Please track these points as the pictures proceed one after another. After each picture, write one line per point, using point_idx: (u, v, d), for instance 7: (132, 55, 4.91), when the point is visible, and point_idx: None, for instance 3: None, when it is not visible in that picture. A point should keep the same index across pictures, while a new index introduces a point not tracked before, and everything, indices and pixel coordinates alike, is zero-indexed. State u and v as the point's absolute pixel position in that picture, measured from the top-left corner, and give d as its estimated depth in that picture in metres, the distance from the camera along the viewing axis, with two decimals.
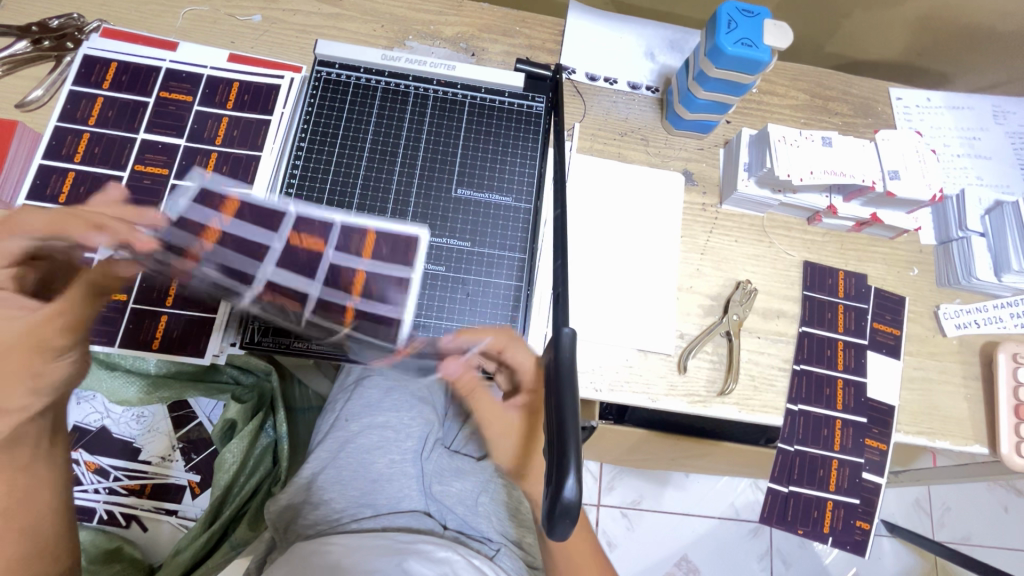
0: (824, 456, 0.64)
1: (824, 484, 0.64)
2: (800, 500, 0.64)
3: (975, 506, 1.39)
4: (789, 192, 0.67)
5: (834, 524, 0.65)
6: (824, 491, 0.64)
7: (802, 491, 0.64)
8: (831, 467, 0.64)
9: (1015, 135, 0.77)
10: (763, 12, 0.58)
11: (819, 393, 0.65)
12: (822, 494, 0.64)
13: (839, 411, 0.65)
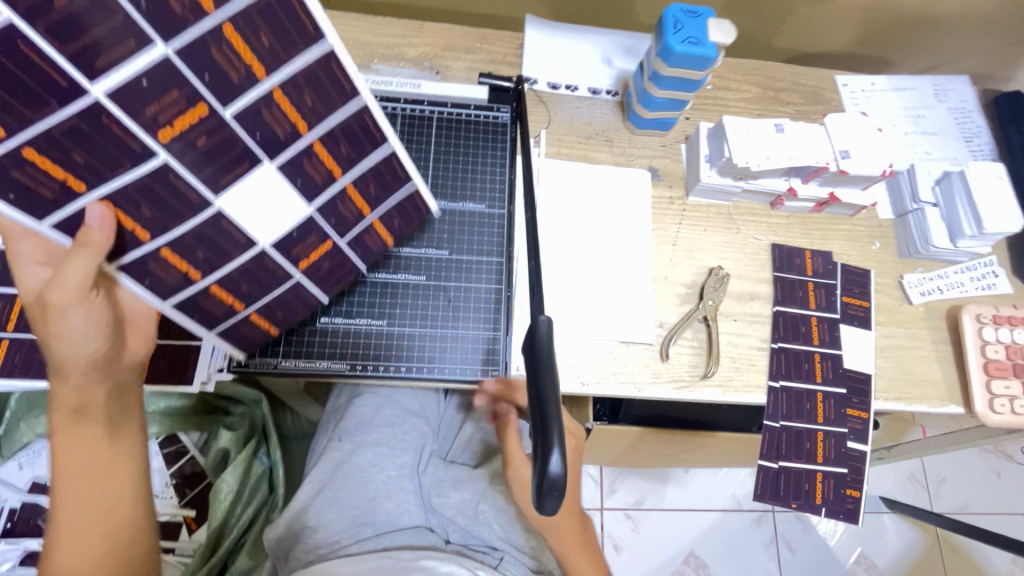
0: (809, 430, 0.66)
1: (813, 457, 0.66)
2: (791, 474, 0.66)
3: (968, 474, 1.41)
4: (750, 179, 0.70)
5: (825, 495, 0.66)
6: (813, 464, 0.66)
7: (791, 465, 0.66)
8: (817, 439, 0.66)
9: (957, 111, 0.82)
10: (705, 12, 0.62)
11: (798, 369, 0.67)
12: (811, 466, 0.66)
13: (819, 384, 0.67)
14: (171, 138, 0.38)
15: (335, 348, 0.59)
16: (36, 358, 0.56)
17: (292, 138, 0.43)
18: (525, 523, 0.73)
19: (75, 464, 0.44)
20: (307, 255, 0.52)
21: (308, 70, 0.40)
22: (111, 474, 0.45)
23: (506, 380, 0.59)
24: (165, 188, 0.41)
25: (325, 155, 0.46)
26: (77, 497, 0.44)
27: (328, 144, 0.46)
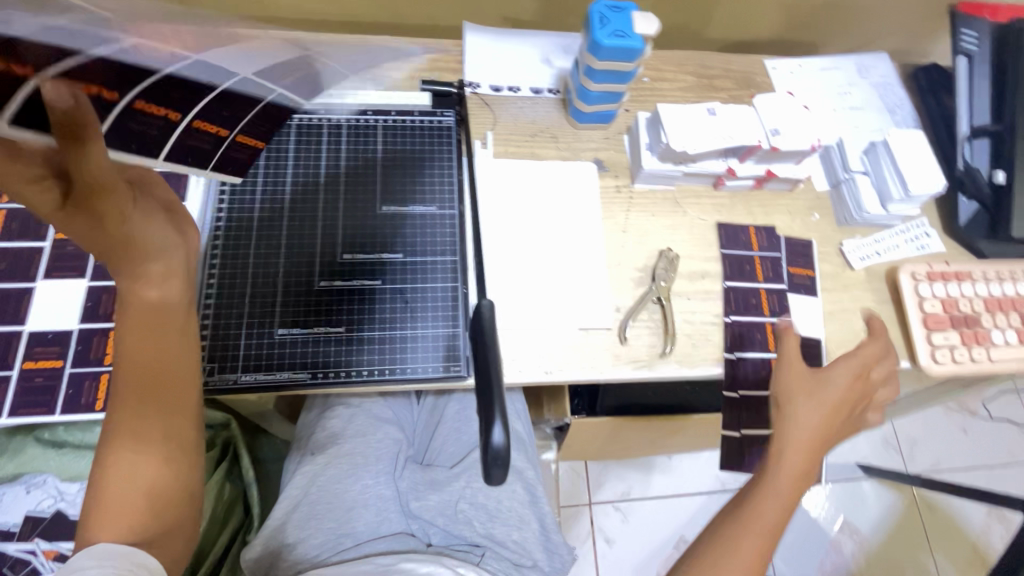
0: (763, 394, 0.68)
1: (762, 423, 0.68)
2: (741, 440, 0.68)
3: (937, 432, 1.47)
4: (690, 163, 0.73)
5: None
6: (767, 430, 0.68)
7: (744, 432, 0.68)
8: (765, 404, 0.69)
9: (879, 85, 0.86)
10: (628, 6, 0.64)
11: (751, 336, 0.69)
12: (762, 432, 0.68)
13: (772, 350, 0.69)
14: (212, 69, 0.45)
15: (294, 359, 0.59)
16: None
17: (341, 54, 0.56)
18: (503, 518, 0.73)
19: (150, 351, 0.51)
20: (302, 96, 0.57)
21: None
22: (176, 462, 0.50)
23: (468, 374, 0.60)
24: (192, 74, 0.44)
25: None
26: (146, 384, 0.50)
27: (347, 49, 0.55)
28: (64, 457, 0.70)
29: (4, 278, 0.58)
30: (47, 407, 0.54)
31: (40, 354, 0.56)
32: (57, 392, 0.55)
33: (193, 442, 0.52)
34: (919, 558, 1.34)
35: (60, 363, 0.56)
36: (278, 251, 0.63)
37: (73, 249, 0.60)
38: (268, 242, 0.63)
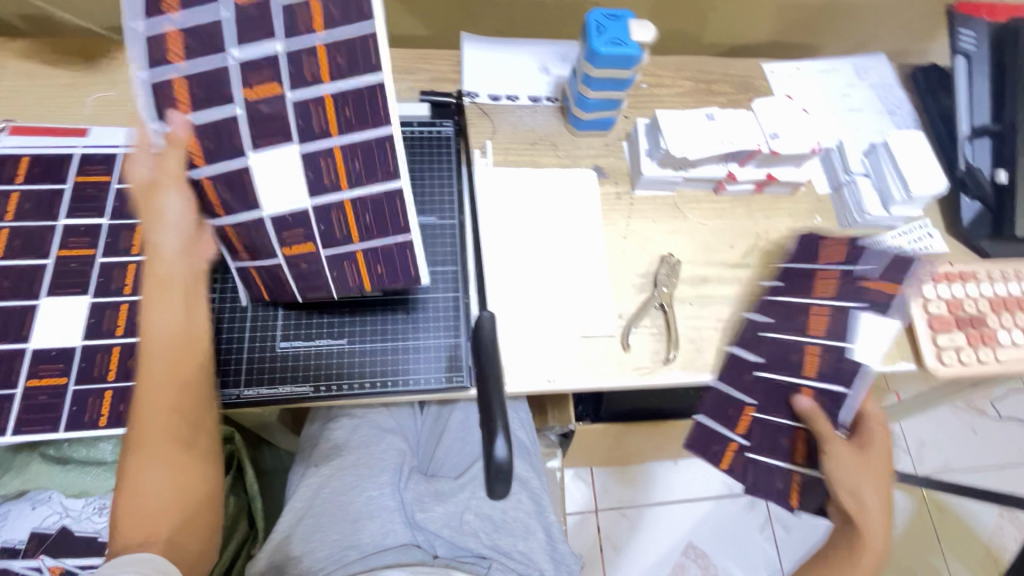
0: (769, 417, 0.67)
1: (732, 425, 0.68)
2: (703, 428, 0.69)
3: (945, 433, 1.45)
4: (690, 168, 0.73)
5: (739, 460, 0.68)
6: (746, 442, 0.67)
7: (716, 428, 0.68)
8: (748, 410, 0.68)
9: (878, 87, 0.86)
10: (625, 14, 0.65)
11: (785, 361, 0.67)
12: (728, 432, 0.68)
13: (808, 380, 0.65)
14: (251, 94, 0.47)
15: (297, 372, 0.59)
16: None
17: (346, 239, 0.55)
18: (508, 529, 0.73)
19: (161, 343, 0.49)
20: (292, 245, 0.55)
21: (368, 146, 0.50)
22: (191, 463, 0.50)
23: (471, 384, 0.60)
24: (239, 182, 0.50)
25: (363, 265, 0.58)
26: (160, 379, 0.48)
27: (357, 206, 0.53)
28: (69, 473, 0.70)
29: (8, 295, 0.58)
30: (52, 424, 0.55)
31: (44, 371, 0.56)
32: (61, 409, 0.55)
33: (208, 442, 0.51)
34: (931, 562, 1.32)
35: (63, 381, 0.56)
36: None
37: (76, 266, 0.60)
38: None
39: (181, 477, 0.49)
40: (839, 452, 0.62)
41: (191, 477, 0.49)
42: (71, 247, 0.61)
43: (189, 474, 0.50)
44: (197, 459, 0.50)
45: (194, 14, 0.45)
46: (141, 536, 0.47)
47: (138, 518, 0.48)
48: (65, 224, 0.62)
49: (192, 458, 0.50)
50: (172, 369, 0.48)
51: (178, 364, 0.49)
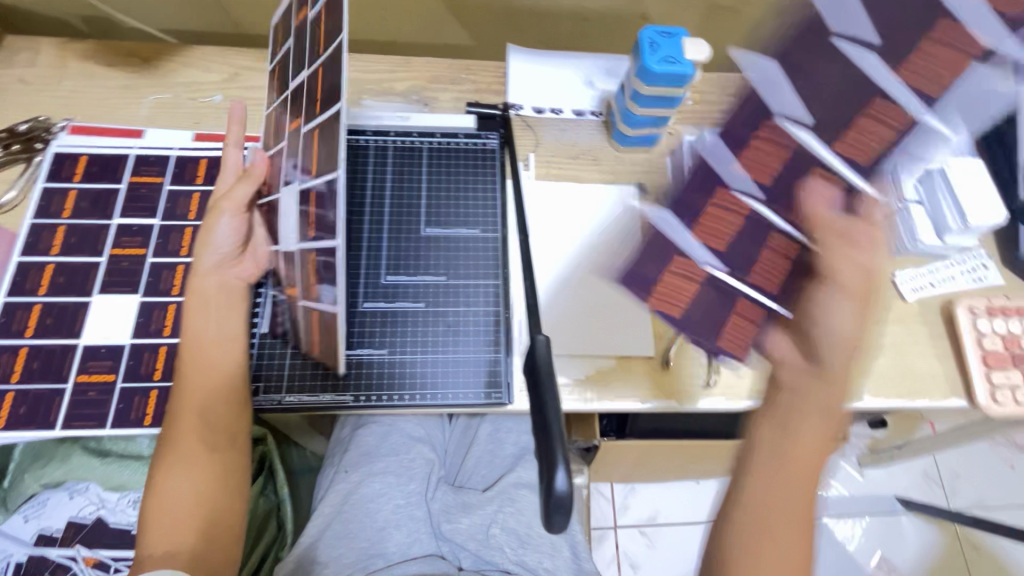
0: (741, 210, 0.69)
1: (689, 269, 0.69)
2: (711, 295, 0.68)
3: (982, 467, 1.40)
4: (736, 188, 0.71)
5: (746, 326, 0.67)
6: (714, 279, 0.68)
7: (719, 278, 0.68)
8: (691, 218, 0.70)
9: None
10: (679, 31, 0.64)
11: (728, 218, 0.69)
12: (734, 289, 0.68)
13: (819, 146, 0.64)
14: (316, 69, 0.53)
15: (337, 381, 0.59)
16: (41, 409, 0.56)
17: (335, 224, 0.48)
18: (535, 546, 0.70)
19: (200, 340, 0.55)
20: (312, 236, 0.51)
21: (333, 165, 0.49)
22: (214, 457, 0.53)
23: (510, 401, 0.59)
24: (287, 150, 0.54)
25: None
26: (197, 374, 0.54)
27: None
28: (107, 466, 0.72)
29: (62, 292, 0.60)
30: (99, 420, 0.56)
31: (93, 368, 0.57)
32: (108, 406, 0.56)
33: (236, 440, 0.54)
34: None
35: (112, 378, 0.57)
36: None
37: (128, 265, 0.62)
38: None
39: (209, 487, 0.52)
40: (840, 289, 0.55)
41: (216, 490, 0.52)
42: (123, 247, 0.62)
43: (216, 478, 0.52)
44: (224, 472, 0.53)
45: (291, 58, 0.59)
46: (166, 546, 0.49)
47: (164, 529, 0.50)
48: (119, 224, 0.63)
49: (219, 471, 0.53)
50: (209, 383, 0.53)
51: (217, 378, 0.54)
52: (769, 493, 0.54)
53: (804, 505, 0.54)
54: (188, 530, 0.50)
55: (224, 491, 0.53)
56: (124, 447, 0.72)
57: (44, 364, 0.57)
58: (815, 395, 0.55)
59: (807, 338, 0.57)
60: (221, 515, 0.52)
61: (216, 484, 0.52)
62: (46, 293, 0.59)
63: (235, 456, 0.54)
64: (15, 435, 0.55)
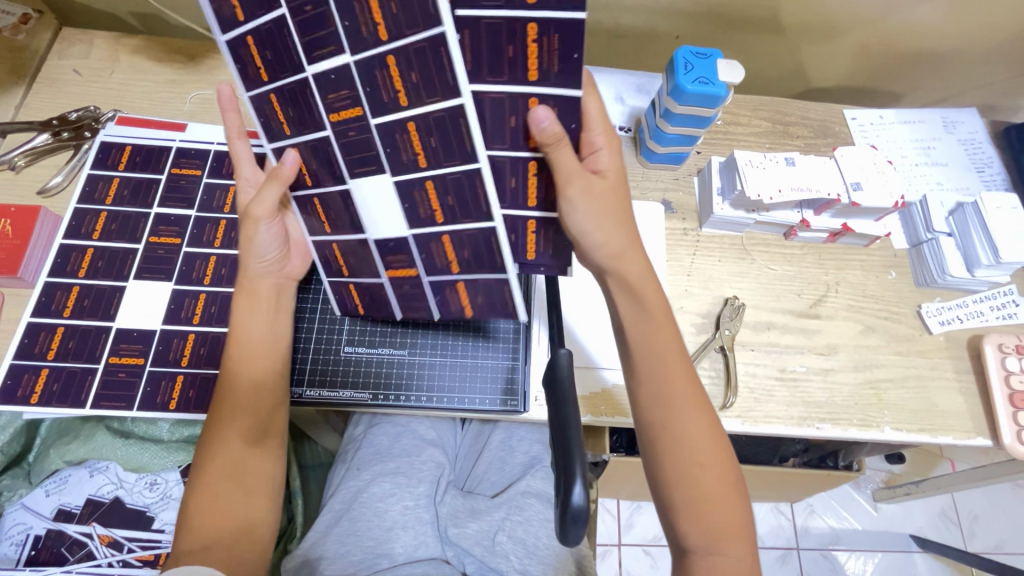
0: (480, 110, 0.45)
1: (441, 156, 0.46)
2: (489, 240, 0.51)
3: (1001, 511, 1.35)
4: (762, 211, 0.71)
5: (541, 249, 0.56)
6: (506, 203, 0.52)
7: (487, 216, 0.52)
8: (443, 56, 0.40)
9: (967, 142, 0.83)
10: (714, 53, 0.64)
11: (485, 40, 0.40)
12: (518, 212, 0.53)
13: (535, 87, 0.43)
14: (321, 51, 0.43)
15: (356, 379, 0.61)
16: (73, 386, 0.58)
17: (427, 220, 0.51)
18: (541, 558, 0.70)
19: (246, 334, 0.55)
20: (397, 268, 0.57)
21: (440, 120, 0.44)
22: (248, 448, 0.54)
23: (525, 410, 0.60)
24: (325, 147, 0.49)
25: (450, 249, 0.53)
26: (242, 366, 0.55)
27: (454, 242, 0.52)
28: (129, 448, 0.74)
29: (101, 276, 0.62)
30: (126, 401, 0.58)
31: (125, 350, 0.59)
32: (136, 388, 0.58)
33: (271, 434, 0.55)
34: None
35: (141, 361, 0.59)
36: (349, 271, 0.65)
37: (163, 253, 0.64)
38: None
39: (239, 480, 0.53)
40: (580, 186, 0.49)
41: (245, 485, 0.53)
42: (160, 235, 0.64)
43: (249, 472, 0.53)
44: (254, 466, 0.54)
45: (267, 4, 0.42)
46: (197, 541, 0.49)
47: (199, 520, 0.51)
48: (157, 213, 0.65)
49: (251, 464, 0.54)
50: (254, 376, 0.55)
51: (261, 371, 0.55)
52: (679, 423, 0.51)
53: (705, 435, 0.51)
54: (216, 524, 0.51)
55: (252, 486, 0.53)
56: (144, 431, 0.73)
57: (79, 344, 0.59)
58: (662, 327, 0.54)
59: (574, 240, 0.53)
60: (249, 510, 0.52)
61: (246, 478, 0.53)
62: (85, 275, 0.62)
63: (266, 452, 0.55)
64: (47, 410, 0.57)
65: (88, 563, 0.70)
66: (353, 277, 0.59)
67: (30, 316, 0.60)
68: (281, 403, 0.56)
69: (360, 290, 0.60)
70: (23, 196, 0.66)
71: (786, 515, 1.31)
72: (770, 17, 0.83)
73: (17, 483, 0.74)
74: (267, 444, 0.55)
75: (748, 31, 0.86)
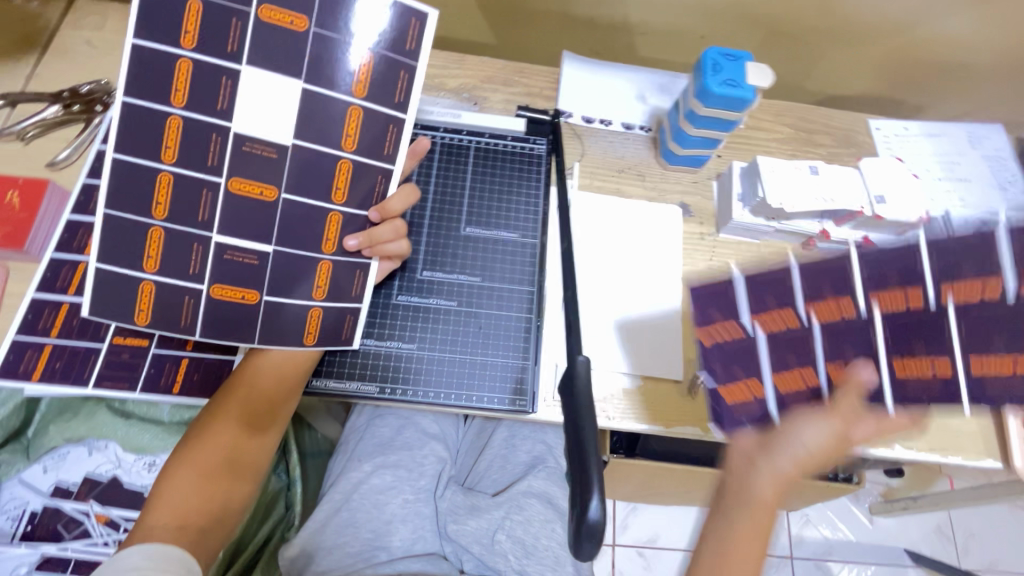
0: (778, 343, 0.65)
1: (751, 322, 0.66)
2: (719, 355, 0.67)
3: (998, 529, 1.35)
4: (782, 220, 0.70)
5: (732, 400, 0.65)
6: (772, 366, 0.65)
7: (758, 366, 0.65)
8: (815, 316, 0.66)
9: (992, 159, 0.81)
10: (743, 55, 0.63)
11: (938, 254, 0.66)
12: (767, 394, 0.65)
13: (826, 384, 0.65)
14: (373, 39, 0.51)
15: (365, 370, 0.60)
16: (76, 364, 0.57)
17: (754, 326, 0.66)
18: (538, 557, 0.69)
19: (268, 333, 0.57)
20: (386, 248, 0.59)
21: (772, 342, 0.65)
22: (248, 436, 0.56)
23: (533, 410, 0.59)
24: (390, 78, 0.52)
25: (736, 367, 0.65)
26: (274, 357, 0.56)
27: (735, 352, 0.66)
28: (130, 428, 0.73)
29: None
30: (130, 382, 0.57)
31: (130, 330, 0.59)
32: (140, 369, 0.58)
33: (272, 425, 0.57)
34: None
35: (145, 342, 0.59)
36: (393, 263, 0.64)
37: None
38: None
39: (232, 467, 0.55)
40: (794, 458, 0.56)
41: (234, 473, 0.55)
42: None
43: (243, 458, 0.56)
44: (245, 456, 0.56)
45: (354, 21, 0.50)
46: (178, 520, 0.51)
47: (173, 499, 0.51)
48: None
49: (245, 456, 0.56)
50: (276, 371, 0.56)
51: (288, 369, 0.57)
52: (732, 538, 0.54)
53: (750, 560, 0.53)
54: (196, 506, 0.52)
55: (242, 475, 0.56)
56: (144, 411, 0.72)
57: (82, 322, 0.58)
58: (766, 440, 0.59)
59: (774, 443, 0.57)
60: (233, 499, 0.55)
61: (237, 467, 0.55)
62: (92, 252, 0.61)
63: (263, 441, 0.57)
64: (48, 388, 0.56)
65: (84, 541, 0.69)
66: (327, 301, 0.57)
67: (34, 290, 0.59)
68: (291, 406, 0.58)
69: (325, 317, 0.57)
70: (31, 168, 0.65)
71: (781, 525, 1.31)
72: (798, 22, 0.81)
73: (14, 458, 0.72)
74: (264, 438, 0.57)
75: (774, 35, 0.84)
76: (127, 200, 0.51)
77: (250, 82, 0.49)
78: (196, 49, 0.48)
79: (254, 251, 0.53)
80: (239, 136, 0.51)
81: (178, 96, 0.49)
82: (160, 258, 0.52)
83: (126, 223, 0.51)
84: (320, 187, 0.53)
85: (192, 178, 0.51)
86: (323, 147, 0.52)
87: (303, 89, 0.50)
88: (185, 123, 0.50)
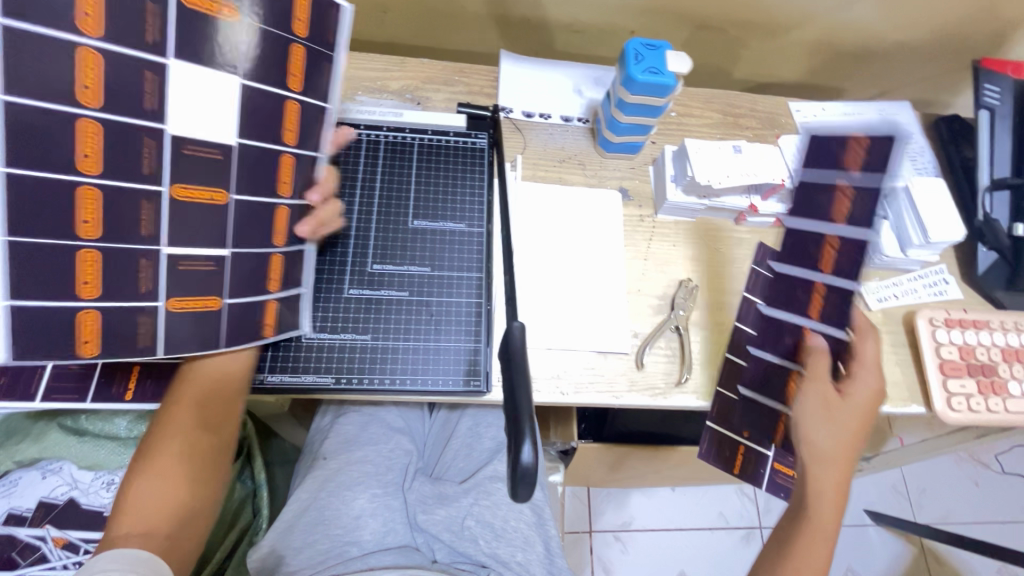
0: None
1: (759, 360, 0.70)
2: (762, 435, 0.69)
3: (947, 483, 1.44)
4: (713, 197, 0.74)
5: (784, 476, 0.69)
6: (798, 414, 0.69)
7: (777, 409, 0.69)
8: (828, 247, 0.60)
9: (902, 132, 0.88)
10: (662, 44, 0.67)
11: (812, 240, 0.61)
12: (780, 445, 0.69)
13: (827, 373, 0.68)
14: (301, 30, 0.53)
15: (320, 363, 0.61)
16: (23, 379, 0.57)
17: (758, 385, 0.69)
18: (507, 538, 0.71)
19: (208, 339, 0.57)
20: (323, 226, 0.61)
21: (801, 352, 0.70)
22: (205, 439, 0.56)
23: (487, 390, 0.61)
24: (319, 70, 0.55)
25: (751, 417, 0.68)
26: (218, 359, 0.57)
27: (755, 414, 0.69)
28: (85, 444, 0.72)
29: None
30: (80, 393, 0.57)
31: None
32: (89, 380, 0.58)
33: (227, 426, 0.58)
34: None
35: None
36: (343, 259, 0.65)
37: None
38: (336, 247, 0.66)
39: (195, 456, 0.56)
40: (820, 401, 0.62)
41: (203, 467, 0.56)
42: None
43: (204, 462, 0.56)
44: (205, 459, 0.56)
45: (282, 14, 0.51)
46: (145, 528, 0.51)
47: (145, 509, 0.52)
48: None
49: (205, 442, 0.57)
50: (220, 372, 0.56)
51: (233, 369, 0.57)
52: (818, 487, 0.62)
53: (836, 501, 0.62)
54: (174, 503, 0.53)
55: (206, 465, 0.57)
56: (100, 428, 0.72)
57: None
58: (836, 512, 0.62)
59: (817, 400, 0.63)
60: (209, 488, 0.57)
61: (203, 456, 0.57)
62: None
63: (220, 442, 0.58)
64: None
65: (41, 566, 0.67)
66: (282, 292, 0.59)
67: None
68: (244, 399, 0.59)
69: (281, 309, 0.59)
70: None
71: (749, 497, 1.36)
72: (718, 16, 0.87)
73: None
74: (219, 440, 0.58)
75: (697, 29, 0.89)
76: (39, 224, 0.45)
77: (179, 77, 0.47)
78: (102, 36, 0.44)
79: (213, 259, 0.53)
80: (178, 138, 0.49)
81: (88, 93, 0.45)
82: (100, 282, 0.48)
83: (45, 253, 0.46)
84: (268, 184, 0.55)
85: (128, 190, 0.48)
86: (265, 143, 0.53)
87: (247, 92, 0.51)
88: (103, 126, 0.46)
